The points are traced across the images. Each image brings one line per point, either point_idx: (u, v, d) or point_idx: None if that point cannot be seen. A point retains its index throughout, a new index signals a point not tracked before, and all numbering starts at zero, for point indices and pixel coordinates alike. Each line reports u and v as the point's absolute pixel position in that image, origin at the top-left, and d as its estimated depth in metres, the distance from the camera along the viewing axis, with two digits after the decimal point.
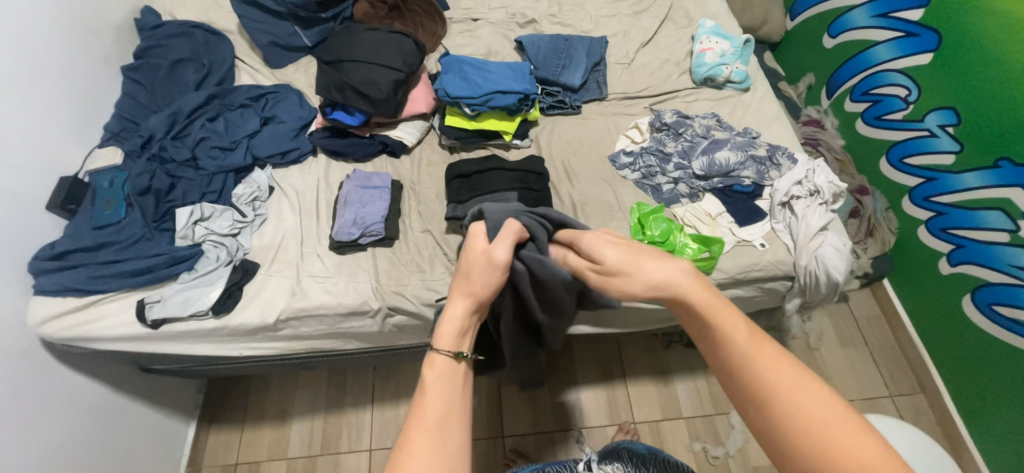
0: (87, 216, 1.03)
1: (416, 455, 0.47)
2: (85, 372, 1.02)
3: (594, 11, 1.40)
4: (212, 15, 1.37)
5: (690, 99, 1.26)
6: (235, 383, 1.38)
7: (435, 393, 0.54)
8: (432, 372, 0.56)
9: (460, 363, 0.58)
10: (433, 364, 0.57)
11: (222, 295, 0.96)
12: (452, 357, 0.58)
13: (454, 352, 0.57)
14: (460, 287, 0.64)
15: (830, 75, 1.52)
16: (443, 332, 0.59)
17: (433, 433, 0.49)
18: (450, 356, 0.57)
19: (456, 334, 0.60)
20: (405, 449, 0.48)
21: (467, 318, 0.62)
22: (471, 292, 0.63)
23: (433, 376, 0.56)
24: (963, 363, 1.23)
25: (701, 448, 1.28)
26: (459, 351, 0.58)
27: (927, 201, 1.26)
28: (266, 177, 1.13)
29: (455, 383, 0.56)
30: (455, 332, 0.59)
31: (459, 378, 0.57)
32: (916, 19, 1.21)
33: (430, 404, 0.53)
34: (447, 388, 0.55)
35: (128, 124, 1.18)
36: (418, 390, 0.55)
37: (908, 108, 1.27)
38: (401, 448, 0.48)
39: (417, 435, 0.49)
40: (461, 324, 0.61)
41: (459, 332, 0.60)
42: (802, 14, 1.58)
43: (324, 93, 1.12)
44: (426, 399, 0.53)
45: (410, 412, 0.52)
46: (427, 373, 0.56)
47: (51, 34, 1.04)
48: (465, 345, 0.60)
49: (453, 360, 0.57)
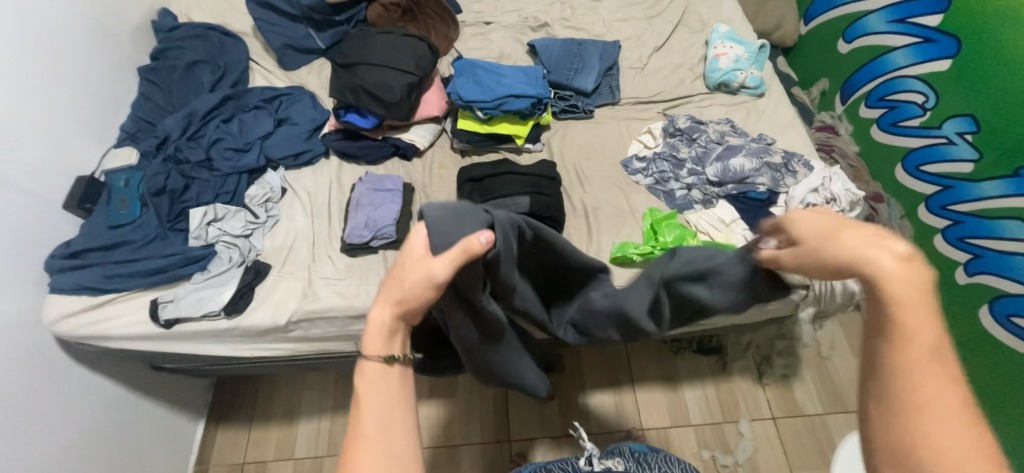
0: (103, 215, 1.04)
1: (360, 463, 0.49)
2: (99, 369, 1.03)
3: (607, 15, 1.40)
4: (228, 18, 1.38)
5: (703, 104, 1.25)
6: (242, 381, 1.38)
7: (372, 401, 0.53)
8: (364, 380, 0.54)
9: (393, 364, 0.55)
10: (365, 373, 0.55)
11: (234, 296, 0.97)
12: (383, 362, 0.55)
13: (384, 357, 0.54)
14: (387, 290, 0.56)
15: (845, 81, 1.50)
16: (370, 337, 0.55)
17: (375, 445, 0.50)
18: (380, 362, 0.54)
19: (385, 336, 0.55)
20: (351, 458, 0.50)
21: (401, 323, 0.57)
22: (400, 296, 0.55)
23: (366, 384, 0.54)
24: (983, 377, 1.20)
25: (710, 456, 1.27)
26: (391, 354, 0.55)
27: (945, 209, 1.24)
28: (278, 178, 1.14)
29: (387, 388, 0.54)
30: (382, 335, 0.55)
31: (395, 380, 0.55)
32: (935, 25, 1.19)
33: (365, 412, 0.53)
34: (386, 395, 0.54)
35: (145, 125, 1.19)
36: (354, 400, 0.54)
37: (926, 115, 1.26)
38: (348, 457, 0.50)
39: (360, 448, 0.50)
40: (390, 325, 0.55)
41: (388, 330, 0.55)
42: (816, 19, 1.56)
43: (339, 95, 1.13)
44: (363, 410, 0.53)
45: (349, 422, 0.52)
46: (359, 380, 0.55)
47: (69, 36, 1.05)
48: (400, 340, 0.56)
49: (386, 366, 0.55)
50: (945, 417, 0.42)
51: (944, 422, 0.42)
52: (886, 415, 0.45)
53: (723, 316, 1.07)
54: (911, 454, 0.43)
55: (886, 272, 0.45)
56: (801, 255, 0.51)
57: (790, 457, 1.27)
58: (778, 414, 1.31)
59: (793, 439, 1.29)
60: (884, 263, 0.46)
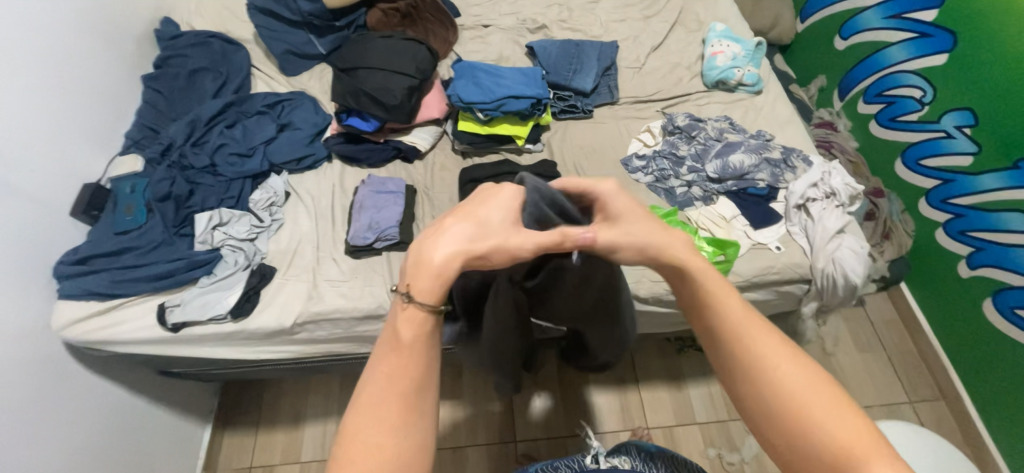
0: (109, 221, 1.06)
1: (386, 416, 0.48)
2: (107, 374, 1.04)
3: (604, 16, 1.41)
4: (229, 25, 1.40)
5: (702, 102, 1.26)
6: (249, 386, 1.39)
7: (413, 357, 0.51)
8: (410, 331, 0.51)
9: (438, 319, 0.53)
10: (407, 321, 0.51)
11: (240, 299, 0.98)
12: (432, 314, 0.52)
13: (436, 309, 0.51)
14: (457, 232, 0.53)
15: (842, 77, 1.51)
16: (426, 277, 0.52)
17: (393, 399, 0.49)
18: (431, 315, 0.51)
19: (440, 284, 0.52)
20: (368, 401, 0.49)
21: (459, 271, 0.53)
22: (470, 250, 0.52)
23: (409, 336, 0.51)
24: (987, 369, 1.20)
25: (717, 454, 1.27)
26: (442, 306, 0.52)
27: (944, 202, 1.25)
28: (282, 182, 1.15)
29: (420, 345, 0.52)
30: (440, 281, 0.52)
31: (432, 338, 0.53)
32: (930, 20, 1.20)
33: (387, 365, 0.50)
34: (423, 351, 0.52)
35: (149, 132, 1.20)
36: (392, 347, 0.51)
37: (923, 109, 1.26)
38: (364, 401, 0.49)
39: (379, 397, 0.49)
40: (451, 274, 0.52)
41: (444, 278, 0.52)
42: (812, 16, 1.57)
43: (340, 99, 1.15)
44: (400, 358, 0.51)
45: (384, 372, 0.50)
46: (401, 327, 0.51)
47: (75, 46, 1.07)
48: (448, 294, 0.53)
49: (430, 318, 0.52)
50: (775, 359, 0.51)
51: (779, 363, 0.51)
52: (743, 383, 0.52)
53: None
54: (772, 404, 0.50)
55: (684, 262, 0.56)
56: (612, 232, 0.56)
57: None
58: None
59: None
60: (675, 247, 0.56)
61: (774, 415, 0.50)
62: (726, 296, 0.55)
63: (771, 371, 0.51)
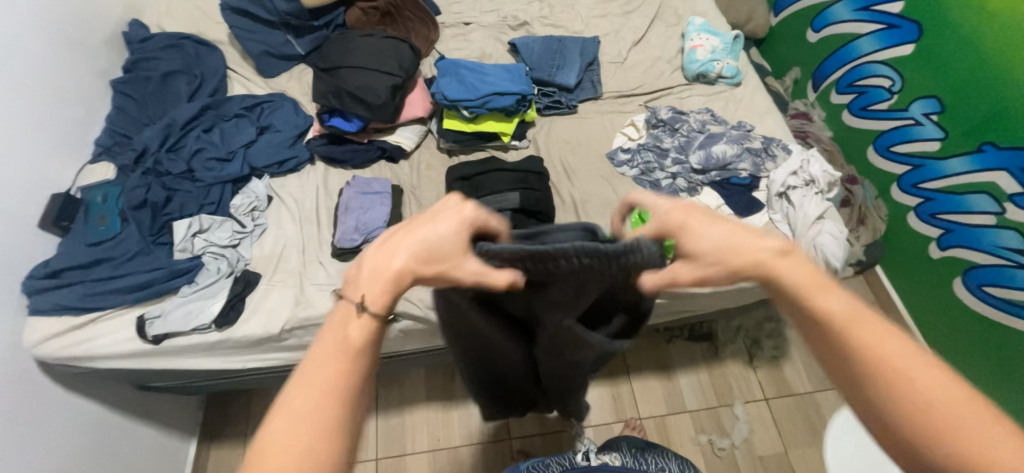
0: (81, 233, 1.01)
1: (305, 419, 0.42)
2: (84, 392, 1.00)
3: (584, 12, 1.42)
4: (202, 26, 1.36)
5: (683, 95, 1.28)
6: (234, 397, 1.35)
7: (348, 360, 0.45)
8: (355, 330, 0.46)
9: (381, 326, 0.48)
10: (358, 322, 0.47)
11: (225, 308, 0.95)
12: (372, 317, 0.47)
13: (380, 312, 0.47)
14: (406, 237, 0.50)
15: (815, 69, 1.55)
16: (376, 279, 0.48)
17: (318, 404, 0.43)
18: (372, 318, 0.47)
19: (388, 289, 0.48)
20: (291, 398, 0.43)
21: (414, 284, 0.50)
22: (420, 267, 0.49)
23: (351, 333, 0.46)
24: (961, 346, 1.25)
25: (707, 440, 1.29)
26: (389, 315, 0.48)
27: (915, 187, 1.29)
28: (264, 186, 1.12)
29: (364, 352, 0.46)
30: (387, 284, 0.48)
31: (376, 344, 0.47)
32: (897, 12, 1.25)
33: (325, 365, 0.44)
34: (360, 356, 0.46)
35: (121, 138, 1.16)
36: (334, 340, 0.46)
37: (893, 98, 1.31)
38: (287, 399, 0.43)
39: (303, 397, 0.43)
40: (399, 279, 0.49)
41: (396, 287, 0.48)
42: (784, 9, 1.61)
43: (322, 100, 1.13)
44: (336, 356, 0.45)
45: (312, 368, 0.44)
46: (345, 324, 0.47)
47: (38, 49, 1.02)
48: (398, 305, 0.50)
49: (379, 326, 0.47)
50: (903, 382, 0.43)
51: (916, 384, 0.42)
52: (884, 412, 0.43)
53: (712, 301, 1.09)
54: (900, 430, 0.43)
55: (778, 269, 0.48)
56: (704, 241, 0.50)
57: (783, 436, 1.30)
58: (770, 394, 1.35)
59: (785, 417, 1.32)
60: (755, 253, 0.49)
61: (907, 426, 0.42)
62: (847, 312, 0.46)
63: (905, 378, 0.43)
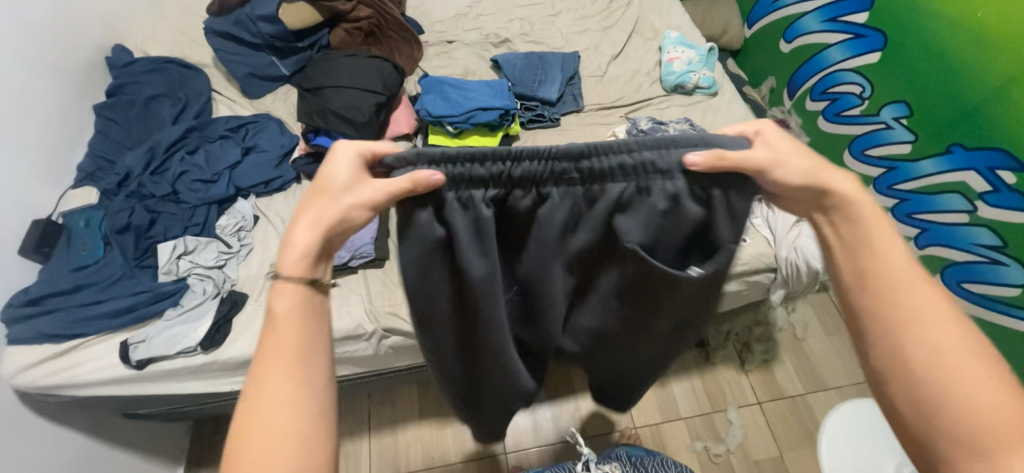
0: (62, 258, 1.00)
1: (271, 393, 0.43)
2: (66, 422, 0.97)
3: (565, 28, 1.46)
4: (186, 50, 1.37)
5: (662, 106, 1.31)
6: (222, 421, 1.31)
7: (290, 337, 0.45)
8: (282, 303, 0.46)
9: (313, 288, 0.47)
10: (282, 296, 0.46)
11: (211, 330, 0.94)
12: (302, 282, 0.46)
13: (306, 277, 0.46)
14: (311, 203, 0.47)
15: (789, 77, 1.60)
16: (290, 254, 0.46)
17: (293, 392, 0.43)
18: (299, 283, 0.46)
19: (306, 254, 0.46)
20: (256, 391, 0.43)
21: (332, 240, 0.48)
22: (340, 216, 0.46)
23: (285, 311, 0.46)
24: None
25: (703, 447, 1.29)
26: (316, 276, 0.47)
27: (891, 188, 1.33)
28: (250, 206, 1.12)
29: (305, 317, 0.46)
30: (302, 253, 0.46)
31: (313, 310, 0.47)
32: (861, 22, 1.31)
33: (277, 340, 0.45)
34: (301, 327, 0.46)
35: (104, 162, 1.15)
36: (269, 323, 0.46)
37: (863, 104, 1.36)
38: (252, 399, 0.43)
39: (272, 382, 0.43)
40: (314, 246, 0.47)
41: (314, 250, 0.47)
42: (757, 22, 1.67)
43: (307, 119, 1.14)
44: (277, 337, 0.45)
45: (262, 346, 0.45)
46: (276, 302, 0.46)
47: (22, 75, 1.03)
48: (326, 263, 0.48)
49: (310, 288, 0.47)
50: (944, 366, 0.42)
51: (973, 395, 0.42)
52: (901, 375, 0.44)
53: None
54: (932, 423, 0.42)
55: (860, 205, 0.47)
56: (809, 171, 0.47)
57: (778, 440, 1.30)
58: (763, 398, 1.36)
59: (778, 420, 1.33)
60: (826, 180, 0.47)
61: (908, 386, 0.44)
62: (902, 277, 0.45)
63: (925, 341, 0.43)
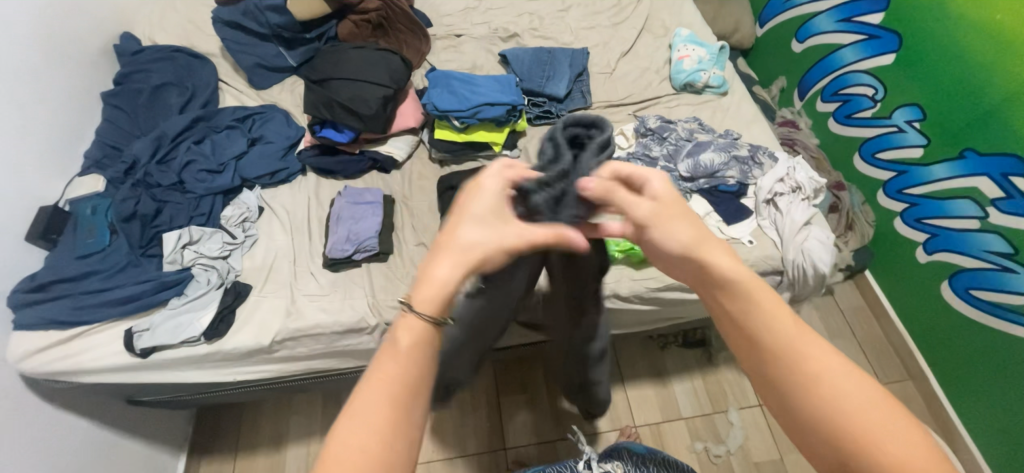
0: (69, 245, 1.00)
1: (377, 417, 0.44)
2: (71, 407, 0.98)
3: (574, 24, 1.44)
4: (194, 39, 1.37)
5: (671, 104, 1.30)
6: (225, 410, 1.32)
7: (406, 367, 0.47)
8: (409, 336, 0.48)
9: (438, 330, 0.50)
10: (409, 329, 0.48)
11: (214, 320, 0.94)
12: (430, 322, 0.49)
13: (435, 318, 0.49)
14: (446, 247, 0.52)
15: (800, 78, 1.58)
16: (427, 291, 0.50)
17: (384, 427, 0.44)
18: (429, 322, 0.48)
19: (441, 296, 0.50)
20: (367, 411, 0.44)
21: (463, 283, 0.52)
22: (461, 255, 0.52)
23: (408, 340, 0.48)
24: (951, 349, 1.26)
25: (703, 448, 1.29)
26: (442, 318, 0.49)
27: (901, 193, 1.32)
28: (255, 197, 1.12)
29: (422, 354, 0.48)
30: (439, 293, 0.50)
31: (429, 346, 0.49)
32: (876, 23, 1.29)
33: (396, 368, 0.46)
34: (417, 360, 0.48)
35: (111, 150, 1.16)
36: (388, 347, 0.48)
37: (876, 106, 1.34)
38: (352, 405, 0.45)
39: (383, 405, 0.45)
40: (452, 288, 0.51)
41: (449, 295, 0.50)
42: (769, 21, 1.65)
43: (313, 111, 1.13)
44: (396, 365, 0.47)
45: (377, 373, 0.46)
46: (402, 332, 0.48)
47: (30, 62, 1.03)
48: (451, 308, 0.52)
49: (433, 330, 0.49)
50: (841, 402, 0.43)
51: (905, 443, 0.40)
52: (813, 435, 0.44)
53: (701, 308, 1.09)
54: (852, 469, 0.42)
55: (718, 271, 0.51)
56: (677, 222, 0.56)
57: (779, 443, 1.30)
58: (765, 400, 1.35)
59: (779, 423, 1.32)
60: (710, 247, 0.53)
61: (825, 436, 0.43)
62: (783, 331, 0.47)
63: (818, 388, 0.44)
